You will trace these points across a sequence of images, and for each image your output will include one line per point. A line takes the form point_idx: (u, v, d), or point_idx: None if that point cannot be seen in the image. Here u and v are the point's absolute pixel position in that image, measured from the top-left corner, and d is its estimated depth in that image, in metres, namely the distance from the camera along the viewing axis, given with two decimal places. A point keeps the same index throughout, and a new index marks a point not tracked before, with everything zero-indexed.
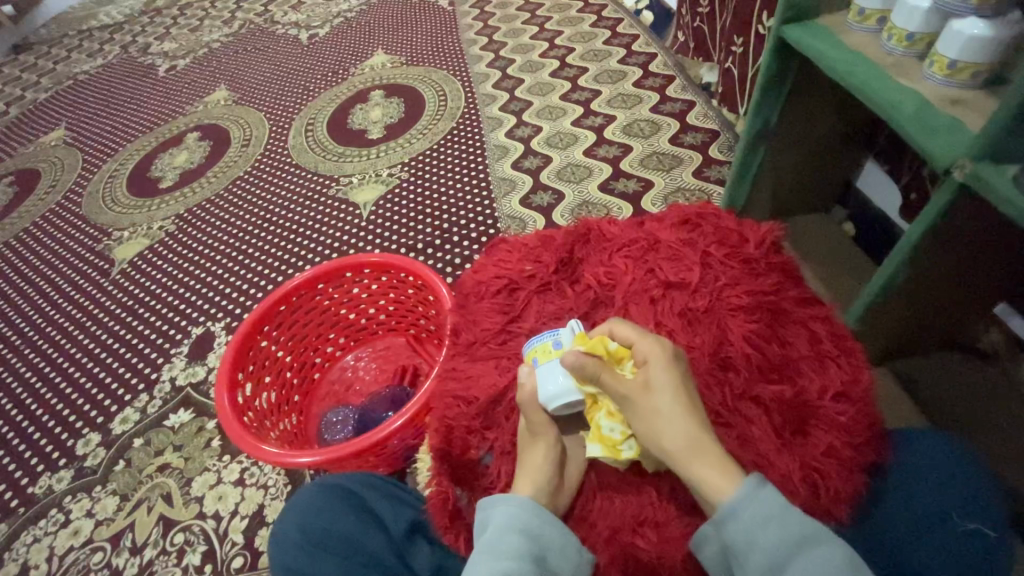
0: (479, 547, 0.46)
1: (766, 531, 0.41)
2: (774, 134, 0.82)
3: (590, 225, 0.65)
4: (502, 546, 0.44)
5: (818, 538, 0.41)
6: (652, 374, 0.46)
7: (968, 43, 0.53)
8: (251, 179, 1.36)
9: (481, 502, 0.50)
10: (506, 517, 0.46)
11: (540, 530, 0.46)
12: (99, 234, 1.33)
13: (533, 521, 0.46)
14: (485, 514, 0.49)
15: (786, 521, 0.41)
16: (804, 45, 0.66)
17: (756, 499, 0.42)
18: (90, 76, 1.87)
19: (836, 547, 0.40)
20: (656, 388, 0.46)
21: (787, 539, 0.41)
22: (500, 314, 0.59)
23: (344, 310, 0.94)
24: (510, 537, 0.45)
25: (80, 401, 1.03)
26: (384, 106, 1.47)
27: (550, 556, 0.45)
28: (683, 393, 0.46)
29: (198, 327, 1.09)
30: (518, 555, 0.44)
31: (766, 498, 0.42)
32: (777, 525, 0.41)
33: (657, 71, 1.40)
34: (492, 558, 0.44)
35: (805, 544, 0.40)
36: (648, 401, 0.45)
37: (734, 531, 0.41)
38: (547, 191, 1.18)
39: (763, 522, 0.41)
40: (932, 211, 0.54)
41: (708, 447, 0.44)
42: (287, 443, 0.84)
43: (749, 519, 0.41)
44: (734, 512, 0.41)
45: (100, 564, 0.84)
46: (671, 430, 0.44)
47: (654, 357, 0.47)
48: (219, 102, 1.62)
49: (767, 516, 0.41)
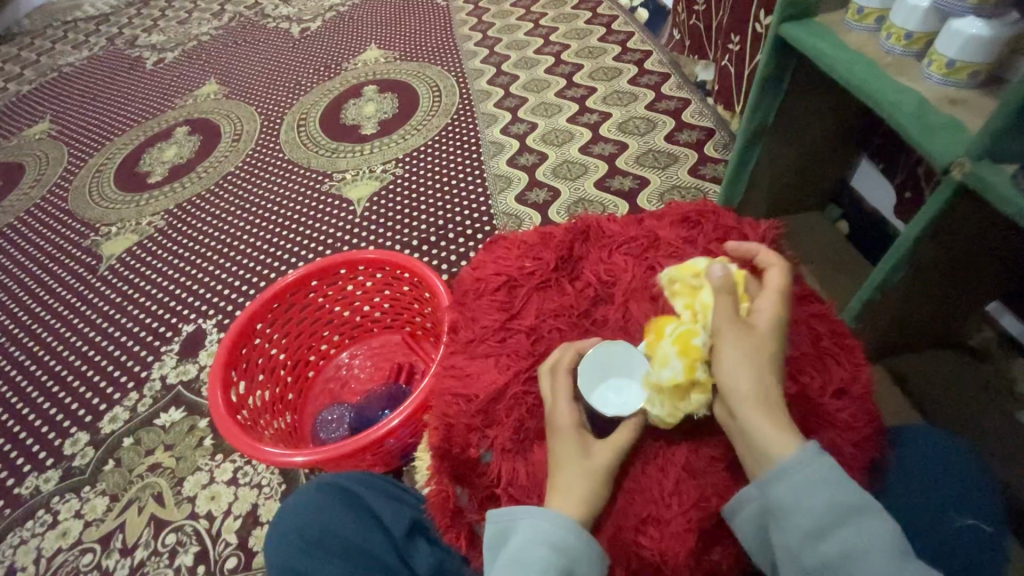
0: (505, 556, 0.46)
1: (816, 494, 0.41)
2: (772, 133, 0.82)
3: (589, 222, 0.65)
4: (527, 558, 0.45)
5: (868, 505, 0.41)
6: (761, 321, 0.47)
7: (969, 42, 0.54)
8: (242, 175, 1.34)
9: (492, 513, 0.50)
10: (531, 529, 0.46)
11: (568, 542, 0.44)
12: (86, 230, 1.30)
13: (559, 533, 0.44)
14: (509, 521, 0.48)
15: (839, 488, 0.41)
16: (803, 44, 0.66)
17: (811, 463, 0.42)
18: (75, 69, 1.84)
19: (882, 519, 0.40)
20: (762, 330, 0.47)
21: (835, 507, 0.41)
22: (500, 311, 0.59)
23: (339, 308, 0.93)
24: (536, 550, 0.44)
25: (67, 400, 1.01)
26: (378, 102, 1.45)
27: (576, 567, 0.44)
28: (777, 351, 0.46)
29: (188, 324, 1.07)
30: (544, 568, 0.44)
31: (824, 466, 0.42)
32: (828, 489, 0.41)
33: (652, 69, 1.40)
34: (518, 570, 0.44)
35: (854, 511, 0.41)
36: (753, 334, 0.46)
37: (781, 489, 0.42)
38: (543, 188, 1.18)
39: (813, 488, 0.41)
40: (931, 210, 0.54)
41: (778, 394, 0.45)
42: (281, 443, 0.82)
43: (800, 482, 0.42)
44: (785, 471, 0.42)
45: (89, 565, 0.82)
46: (755, 373, 0.45)
47: (773, 305, 0.48)
48: (208, 96, 1.59)
49: (820, 482, 0.41)
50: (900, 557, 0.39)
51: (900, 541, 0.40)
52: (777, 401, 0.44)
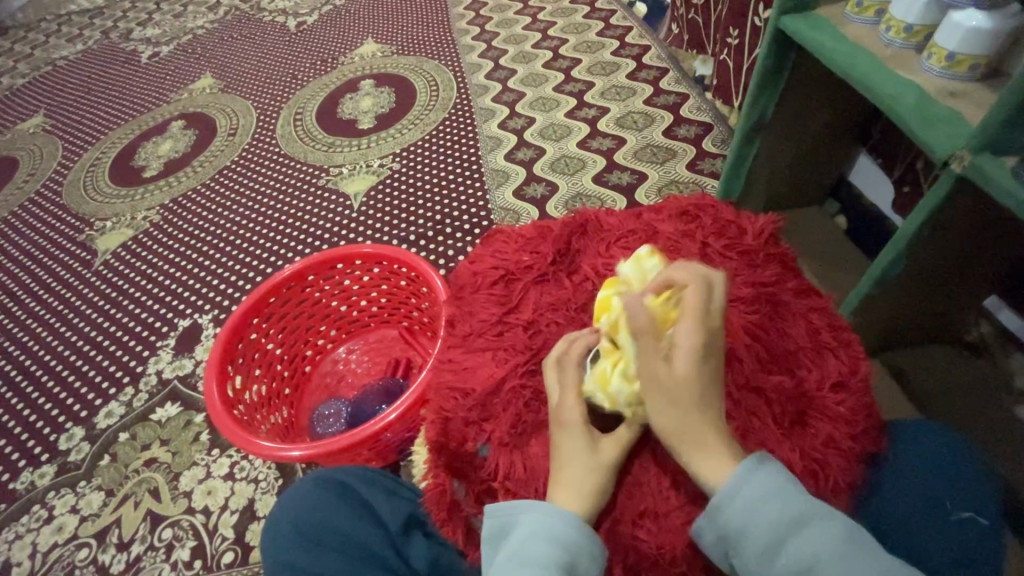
0: (506, 552, 0.46)
1: (767, 507, 0.41)
2: (770, 127, 0.82)
3: (587, 216, 0.64)
4: (530, 553, 0.44)
5: (818, 507, 0.42)
6: (678, 360, 0.43)
7: (969, 35, 0.53)
8: (238, 169, 1.33)
9: (491, 507, 0.50)
10: (534, 523, 0.46)
11: (568, 537, 0.44)
12: (80, 224, 1.29)
13: (562, 528, 0.44)
14: (512, 517, 0.48)
15: (787, 495, 0.42)
16: (803, 36, 0.65)
17: (749, 480, 0.42)
18: (70, 62, 1.82)
19: (835, 517, 0.41)
20: (677, 372, 0.43)
21: (783, 518, 0.41)
22: (497, 305, 0.58)
23: (335, 302, 0.92)
24: (537, 546, 0.44)
25: (62, 395, 1.00)
26: (375, 96, 1.45)
27: (578, 563, 0.43)
28: (700, 388, 0.43)
29: (185, 319, 1.07)
30: (544, 564, 0.43)
31: (761, 478, 0.42)
32: (778, 498, 0.42)
33: (651, 64, 1.39)
34: (520, 565, 0.44)
35: (807, 515, 0.41)
36: (665, 371, 0.44)
37: (734, 511, 0.42)
38: (541, 183, 1.17)
39: (758, 504, 0.41)
40: (930, 204, 0.54)
41: (707, 430, 0.43)
42: (278, 438, 0.82)
43: (745, 502, 0.42)
44: (731, 495, 0.42)
45: (85, 560, 0.82)
46: (673, 417, 0.43)
47: (694, 331, 0.43)
48: (204, 90, 1.58)
49: (769, 493, 0.42)
50: (861, 552, 0.39)
51: (857, 534, 0.40)
52: (704, 438, 0.43)
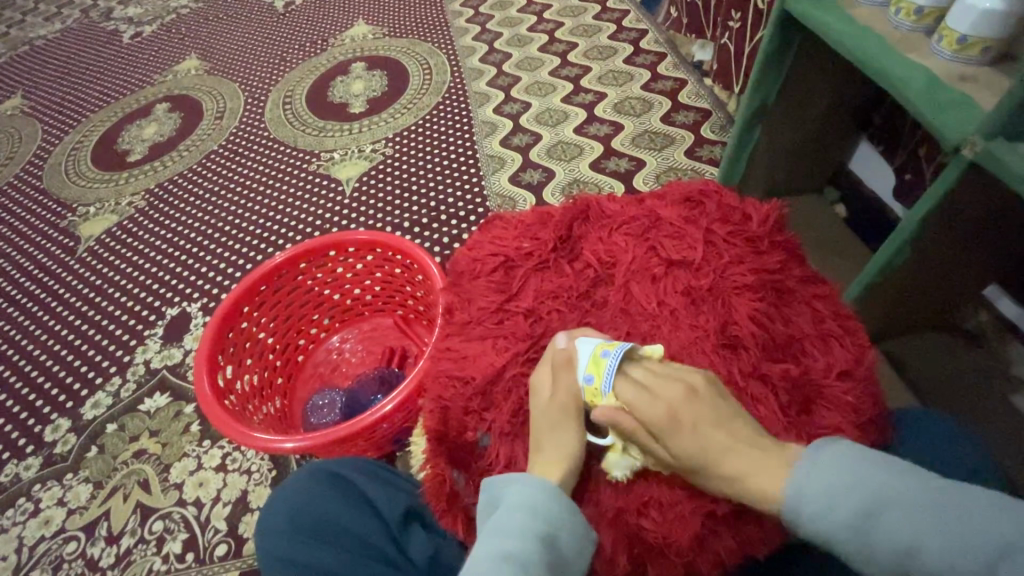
0: (484, 527, 0.45)
1: (838, 497, 0.40)
2: (772, 112, 0.81)
3: (588, 202, 0.63)
4: (508, 525, 0.43)
5: (896, 480, 0.39)
6: (670, 437, 0.44)
7: (980, 17, 0.52)
8: (225, 154, 1.30)
9: (485, 480, 0.49)
10: (513, 495, 0.45)
11: (548, 508, 0.44)
12: (63, 210, 1.25)
13: (541, 498, 0.44)
14: (491, 493, 0.47)
15: (857, 476, 0.40)
16: (810, 18, 0.64)
17: (812, 469, 0.41)
18: (47, 42, 1.75)
19: (904, 484, 0.39)
20: (682, 449, 0.43)
21: (858, 500, 0.39)
22: (497, 293, 0.57)
23: (328, 291, 0.90)
24: (514, 516, 0.44)
25: (47, 385, 0.98)
26: (366, 79, 1.41)
27: (556, 532, 0.43)
28: (708, 441, 0.43)
29: (172, 307, 1.04)
30: (520, 533, 0.43)
31: (822, 464, 0.41)
32: (850, 484, 0.40)
33: (647, 48, 1.37)
34: (497, 537, 0.43)
35: (886, 493, 0.39)
36: (669, 454, 0.44)
37: (809, 511, 0.40)
38: (538, 169, 1.15)
39: (828, 493, 0.40)
40: (939, 189, 0.53)
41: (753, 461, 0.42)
42: (270, 429, 0.80)
43: (816, 494, 0.40)
44: (800, 489, 0.41)
45: (73, 554, 0.80)
46: (720, 472, 0.42)
47: (648, 408, 0.45)
48: (189, 72, 1.53)
49: (836, 473, 0.40)
50: (951, 515, 0.37)
51: (936, 495, 0.38)
52: (754, 468, 0.42)
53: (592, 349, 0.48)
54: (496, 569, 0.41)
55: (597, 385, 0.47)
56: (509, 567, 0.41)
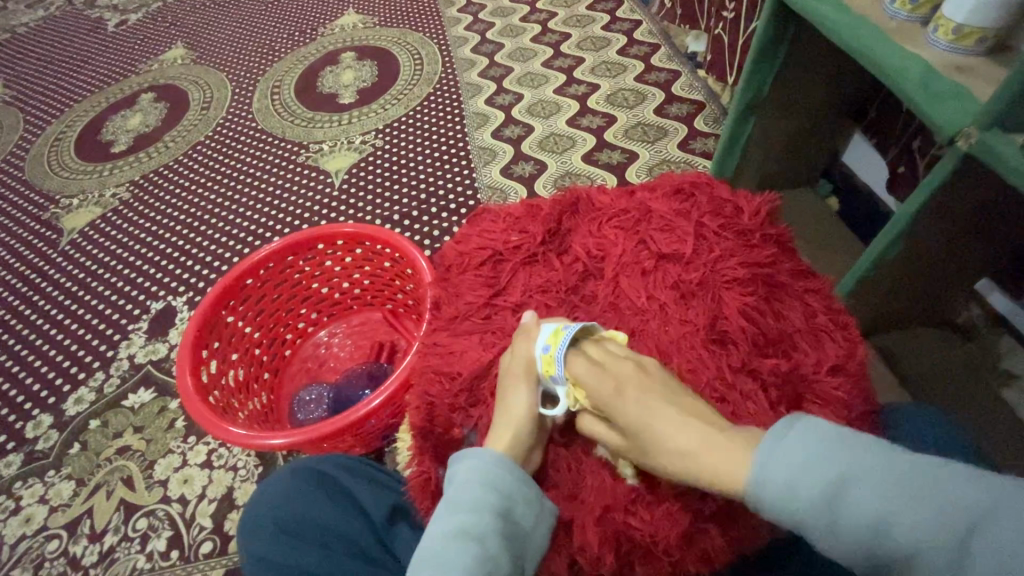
0: (441, 502, 0.46)
1: (803, 476, 0.36)
2: (764, 104, 0.80)
3: (578, 194, 0.62)
4: (464, 500, 0.44)
5: (870, 453, 0.36)
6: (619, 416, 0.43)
7: (977, 6, 0.51)
8: (212, 145, 1.27)
9: (451, 456, 0.49)
10: (470, 471, 0.45)
11: (503, 482, 0.44)
12: (45, 202, 1.23)
13: (496, 474, 0.44)
14: (451, 469, 0.47)
15: (822, 452, 0.36)
16: (804, 6, 0.63)
17: (774, 448, 0.37)
18: (29, 29, 1.71)
19: (878, 461, 0.35)
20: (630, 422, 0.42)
21: (825, 483, 0.35)
22: (484, 287, 0.56)
23: (316, 285, 0.89)
24: (470, 491, 0.44)
25: (28, 381, 0.96)
26: (356, 69, 1.39)
27: (513, 507, 0.44)
28: (657, 414, 0.42)
29: (157, 301, 1.03)
30: (475, 508, 0.43)
31: (785, 442, 0.37)
32: (817, 457, 0.36)
33: (641, 39, 1.35)
34: (453, 512, 0.44)
35: (857, 471, 0.35)
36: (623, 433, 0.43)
37: (775, 491, 0.36)
38: (529, 161, 1.14)
39: (793, 473, 0.36)
40: (934, 181, 0.53)
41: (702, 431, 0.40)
42: (257, 424, 0.79)
43: (780, 476, 0.36)
44: (765, 470, 0.37)
45: (55, 552, 0.79)
46: (669, 453, 0.40)
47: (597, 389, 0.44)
48: (175, 61, 1.50)
49: (801, 454, 0.36)
50: (929, 488, 0.33)
51: (904, 471, 0.34)
52: (705, 442, 0.40)
53: (554, 326, 0.49)
54: (450, 543, 0.42)
55: (552, 354, 0.47)
56: (462, 541, 0.42)
